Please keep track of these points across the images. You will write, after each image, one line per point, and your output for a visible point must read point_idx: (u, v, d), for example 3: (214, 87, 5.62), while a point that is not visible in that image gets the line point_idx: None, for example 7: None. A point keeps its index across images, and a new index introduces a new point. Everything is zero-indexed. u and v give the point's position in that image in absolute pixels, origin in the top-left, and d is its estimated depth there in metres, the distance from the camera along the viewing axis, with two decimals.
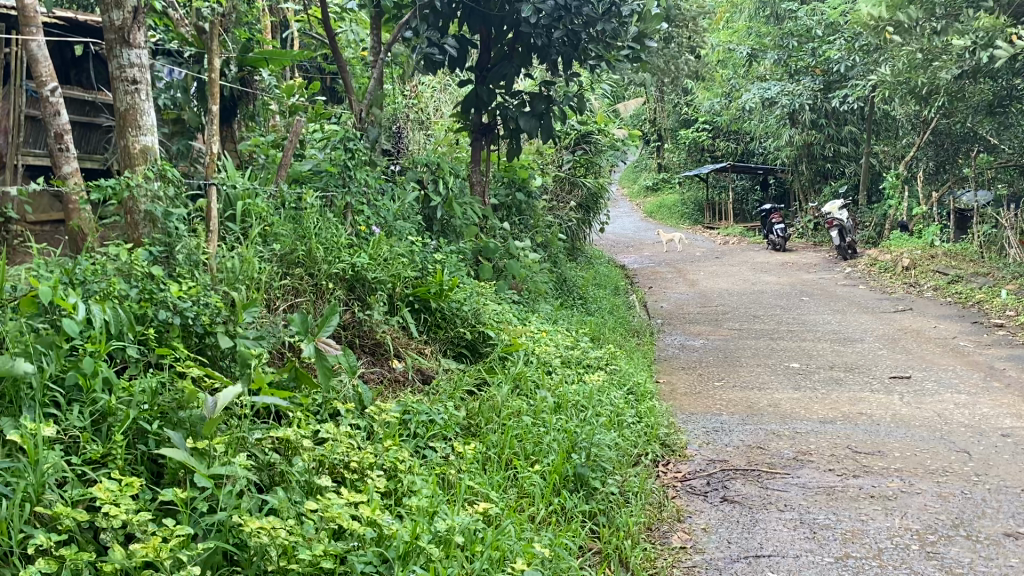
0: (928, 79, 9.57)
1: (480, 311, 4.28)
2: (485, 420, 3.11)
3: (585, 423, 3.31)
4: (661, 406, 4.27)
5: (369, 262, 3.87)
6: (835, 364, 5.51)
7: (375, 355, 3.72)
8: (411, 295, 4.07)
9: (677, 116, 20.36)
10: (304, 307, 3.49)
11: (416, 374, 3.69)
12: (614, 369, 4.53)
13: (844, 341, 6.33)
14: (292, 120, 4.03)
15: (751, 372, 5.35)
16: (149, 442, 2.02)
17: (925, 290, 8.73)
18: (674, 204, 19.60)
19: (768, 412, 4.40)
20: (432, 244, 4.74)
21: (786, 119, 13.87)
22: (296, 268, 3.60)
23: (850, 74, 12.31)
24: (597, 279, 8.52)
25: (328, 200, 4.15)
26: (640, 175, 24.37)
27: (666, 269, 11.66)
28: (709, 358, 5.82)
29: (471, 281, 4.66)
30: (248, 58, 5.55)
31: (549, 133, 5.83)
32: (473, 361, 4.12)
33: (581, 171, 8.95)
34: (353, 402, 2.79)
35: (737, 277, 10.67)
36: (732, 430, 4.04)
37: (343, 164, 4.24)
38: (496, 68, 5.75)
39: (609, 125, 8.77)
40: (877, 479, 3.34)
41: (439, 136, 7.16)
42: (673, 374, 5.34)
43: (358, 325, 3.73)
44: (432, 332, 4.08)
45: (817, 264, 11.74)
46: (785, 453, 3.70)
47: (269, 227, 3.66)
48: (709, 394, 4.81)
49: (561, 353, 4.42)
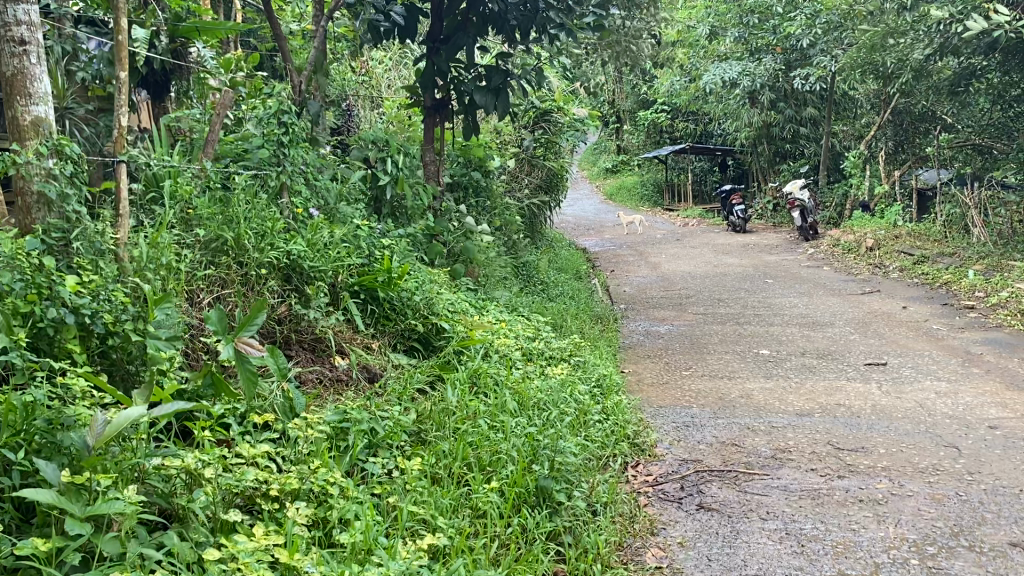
0: (892, 57, 9.35)
1: (432, 301, 3.94)
2: (438, 427, 2.78)
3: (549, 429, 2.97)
4: (628, 401, 3.97)
5: (309, 249, 3.53)
6: (807, 350, 5.27)
7: (315, 352, 3.39)
8: (356, 284, 3.72)
9: (636, 97, 20.13)
10: (232, 300, 3.16)
11: (362, 373, 3.37)
12: (578, 361, 4.22)
13: (814, 325, 6.10)
14: (219, 92, 3.59)
15: (720, 360, 5.08)
16: (17, 475, 1.64)
17: (890, 271, 8.57)
18: (634, 185, 19.36)
19: (741, 404, 4.12)
20: (378, 228, 4.38)
21: (746, 99, 13.75)
22: (219, 257, 3.24)
23: (811, 52, 12.09)
24: (557, 264, 8.21)
25: (262, 180, 3.74)
26: (599, 157, 24.11)
27: (628, 252, 11.39)
28: (675, 346, 5.54)
29: (421, 268, 4.32)
30: (178, 27, 5.14)
31: (506, 110, 5.46)
32: (426, 355, 3.79)
33: (540, 151, 8.61)
34: (280, 411, 2.46)
35: (699, 260, 10.43)
36: (704, 425, 3.76)
37: (277, 140, 3.81)
38: (448, 39, 5.37)
39: (569, 103, 8.44)
40: (864, 480, 3.08)
41: (391, 114, 6.77)
42: (639, 363, 5.05)
43: (295, 318, 3.39)
44: (379, 325, 3.74)
45: (779, 246, 11.55)
46: (762, 451, 3.43)
47: (194, 209, 3.30)
48: (677, 385, 4.53)
49: (522, 346, 4.10)
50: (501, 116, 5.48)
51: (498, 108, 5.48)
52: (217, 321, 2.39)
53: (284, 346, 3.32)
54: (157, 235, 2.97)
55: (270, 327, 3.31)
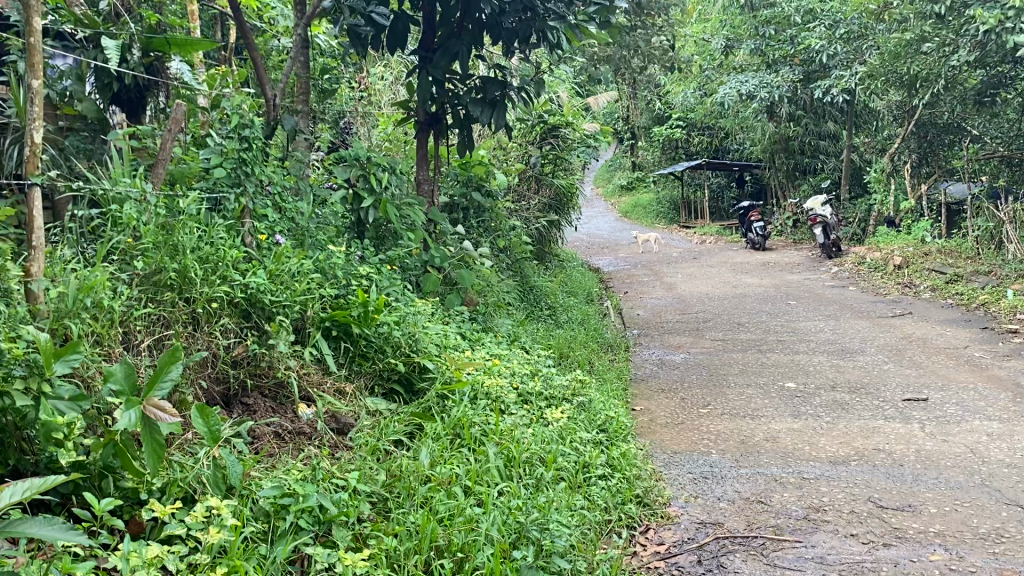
0: (916, 66, 8.82)
1: (415, 336, 3.51)
2: (408, 499, 2.34)
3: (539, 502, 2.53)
4: (638, 449, 3.50)
5: (271, 282, 3.13)
6: (838, 383, 4.77)
7: (277, 400, 3.00)
8: (328, 319, 3.30)
9: (650, 113, 19.67)
10: (175, 345, 2.74)
11: (329, 424, 2.96)
12: (582, 402, 3.74)
13: (843, 353, 5.61)
14: (169, 110, 3.23)
15: (741, 395, 4.59)
16: None
17: (922, 291, 8.06)
18: (649, 203, 18.90)
19: (766, 450, 3.64)
20: (356, 255, 3.94)
21: (764, 112, 13.33)
22: (160, 292, 2.82)
23: (829, 64, 11.56)
24: (567, 286, 7.76)
25: (221, 204, 3.37)
26: (614, 174, 23.65)
27: (643, 272, 10.90)
28: (691, 378, 5.05)
29: (406, 297, 3.88)
30: (149, 40, 4.78)
31: (501, 125, 5.05)
32: (407, 400, 3.37)
33: (549, 169, 8.18)
34: (209, 482, 2.05)
35: (717, 280, 9.93)
36: (725, 478, 3.29)
37: (237, 158, 3.41)
38: (442, 47, 4.96)
39: (577, 117, 8.00)
40: (915, 549, 2.61)
41: (385, 131, 6.34)
42: (652, 400, 4.57)
43: (253, 361, 2.98)
44: (354, 365, 3.31)
45: (801, 265, 11.02)
46: (793, 511, 2.95)
47: (137, 239, 2.90)
48: (694, 426, 4.05)
49: (517, 385, 3.64)
50: (496, 132, 5.10)
51: (492, 122, 5.08)
52: (122, 379, 1.93)
53: (239, 393, 2.93)
54: (83, 272, 2.58)
55: (223, 371, 2.90)
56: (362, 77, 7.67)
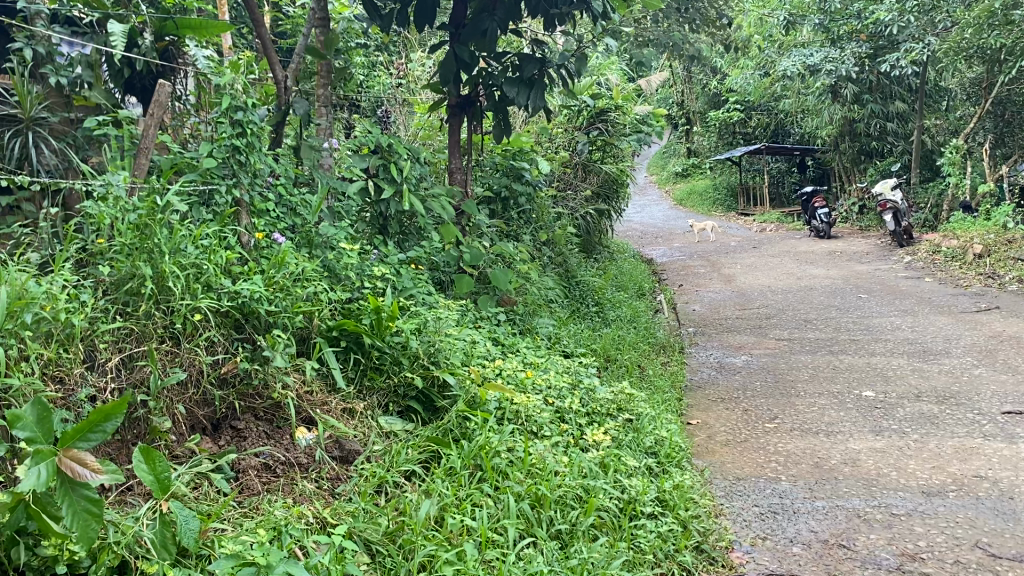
0: (1002, 37, 8.00)
1: (437, 345, 3.06)
2: (405, 563, 1.93)
3: (568, 568, 2.09)
4: (694, 475, 3.02)
5: (266, 288, 2.73)
6: (923, 391, 4.20)
7: (273, 424, 2.58)
8: (335, 329, 2.88)
9: (706, 97, 18.94)
10: (146, 364, 2.35)
11: (330, 451, 2.55)
12: (630, 420, 3.26)
13: (927, 354, 5.03)
14: (148, 99, 2.94)
15: (812, 406, 4.07)
16: None
17: (1007, 283, 7.36)
18: (706, 189, 18.20)
19: (844, 476, 3.13)
20: (373, 255, 3.52)
21: (827, 93, 12.62)
22: (133, 304, 2.45)
23: (899, 38, 10.74)
24: (617, 280, 7.28)
25: (212, 199, 3.04)
26: (669, 160, 22.95)
27: (698, 263, 10.34)
28: (754, 385, 4.54)
29: (429, 298, 3.45)
30: (165, 21, 4.45)
31: (539, 107, 4.55)
32: (426, 420, 2.92)
33: (598, 155, 7.68)
34: (154, 545, 1.67)
35: (779, 271, 9.32)
36: (797, 514, 2.79)
37: (229, 145, 3.08)
38: (473, 22, 4.48)
39: (628, 100, 7.46)
40: None
41: (419, 119, 5.92)
42: (711, 411, 4.07)
43: (243, 380, 2.56)
44: (364, 381, 2.89)
45: (870, 253, 10.31)
46: (884, 558, 2.45)
47: (108, 241, 2.54)
48: (759, 444, 3.55)
49: (554, 401, 3.17)
50: (532, 114, 4.60)
51: (529, 104, 4.59)
52: (34, 424, 1.59)
53: (228, 416, 2.52)
54: (32, 282, 2.25)
55: (207, 392, 2.49)
56: (399, 63, 7.24)
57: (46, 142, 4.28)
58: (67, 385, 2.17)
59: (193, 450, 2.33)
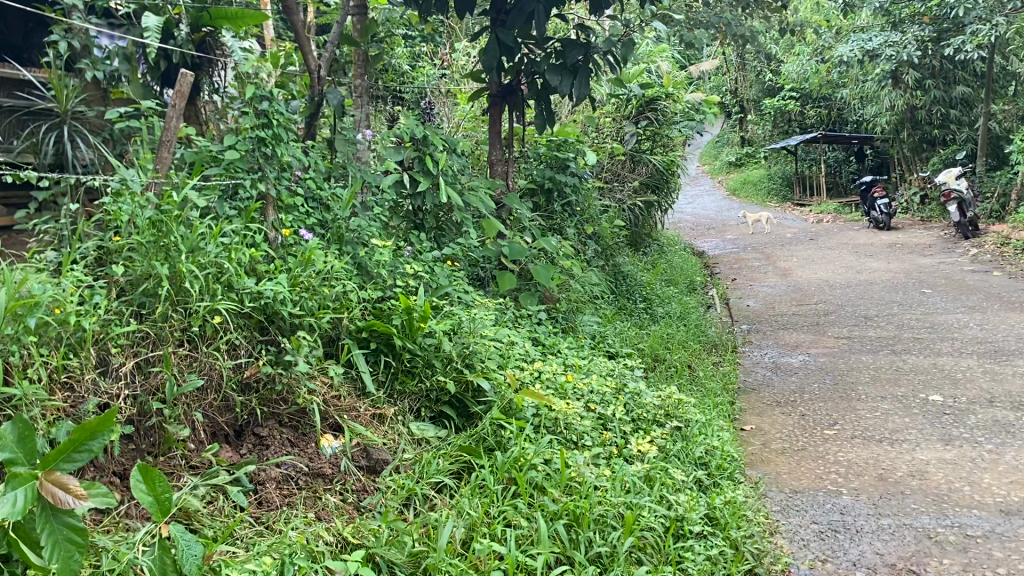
0: None
1: (472, 347, 2.89)
2: None
3: None
4: (748, 489, 2.80)
5: (290, 286, 2.59)
6: (996, 396, 3.91)
7: (298, 431, 2.44)
8: (364, 329, 2.73)
9: (760, 85, 18.43)
10: (162, 368, 2.22)
11: (357, 461, 2.40)
12: (679, 427, 3.05)
13: (1000, 355, 4.70)
14: (169, 90, 2.82)
15: (875, 411, 3.80)
16: None
17: None
18: (760, 179, 17.72)
19: (912, 490, 2.88)
20: (407, 251, 3.36)
21: (887, 78, 12.09)
22: (150, 305, 2.34)
23: (964, 21, 10.21)
24: (667, 275, 7.02)
25: (238, 193, 2.94)
26: (722, 149, 22.43)
27: (752, 256, 10.01)
28: (811, 387, 4.28)
29: (466, 296, 3.28)
30: (199, 13, 4.35)
31: (584, 95, 4.38)
32: (459, 427, 2.76)
33: (647, 146, 7.40)
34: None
35: (838, 264, 8.94)
36: (860, 533, 2.57)
37: (255, 138, 2.98)
38: (517, 6, 4.26)
39: (678, 87, 7.17)
40: None
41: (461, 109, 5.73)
42: (766, 416, 3.84)
43: (267, 385, 2.42)
44: (394, 385, 2.73)
45: (933, 245, 9.87)
46: None
47: (124, 240, 2.43)
48: (818, 454, 3.31)
49: (598, 408, 2.98)
50: (576, 103, 4.43)
51: (574, 92, 4.40)
52: (13, 444, 1.55)
53: (250, 422, 2.38)
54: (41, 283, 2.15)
55: (229, 397, 2.35)
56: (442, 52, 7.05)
57: (83, 135, 4.21)
58: (76, 392, 2.07)
59: (212, 460, 2.20)
